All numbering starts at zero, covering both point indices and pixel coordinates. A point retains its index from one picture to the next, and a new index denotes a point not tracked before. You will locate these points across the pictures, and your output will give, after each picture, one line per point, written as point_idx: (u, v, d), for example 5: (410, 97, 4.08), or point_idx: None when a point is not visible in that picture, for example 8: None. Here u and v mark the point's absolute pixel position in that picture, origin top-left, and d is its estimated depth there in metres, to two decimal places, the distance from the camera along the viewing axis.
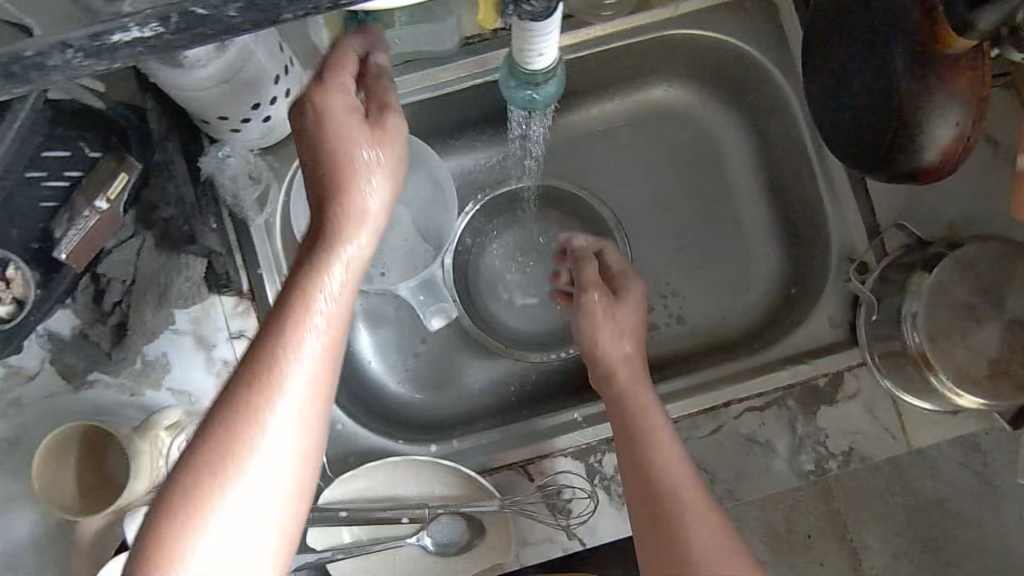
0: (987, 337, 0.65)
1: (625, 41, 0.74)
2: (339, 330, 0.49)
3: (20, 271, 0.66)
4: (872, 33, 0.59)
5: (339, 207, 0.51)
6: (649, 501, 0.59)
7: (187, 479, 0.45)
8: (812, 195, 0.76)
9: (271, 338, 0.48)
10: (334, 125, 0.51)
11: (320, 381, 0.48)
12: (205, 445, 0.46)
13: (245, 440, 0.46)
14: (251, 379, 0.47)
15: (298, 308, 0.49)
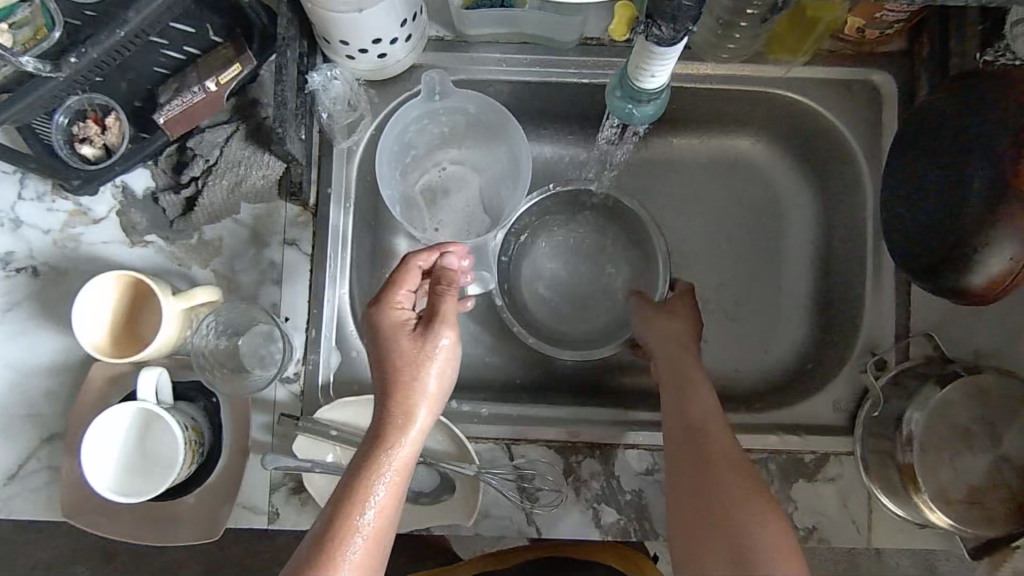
0: (974, 465, 0.67)
1: (728, 87, 0.77)
2: (390, 493, 0.58)
3: (119, 121, 0.73)
4: (964, 152, 0.61)
5: (400, 396, 0.61)
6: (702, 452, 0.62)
7: None
8: (855, 283, 0.78)
9: (334, 523, 0.56)
10: (401, 319, 0.64)
11: (368, 554, 0.56)
12: None
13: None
14: (316, 562, 0.55)
15: (358, 488, 0.58)
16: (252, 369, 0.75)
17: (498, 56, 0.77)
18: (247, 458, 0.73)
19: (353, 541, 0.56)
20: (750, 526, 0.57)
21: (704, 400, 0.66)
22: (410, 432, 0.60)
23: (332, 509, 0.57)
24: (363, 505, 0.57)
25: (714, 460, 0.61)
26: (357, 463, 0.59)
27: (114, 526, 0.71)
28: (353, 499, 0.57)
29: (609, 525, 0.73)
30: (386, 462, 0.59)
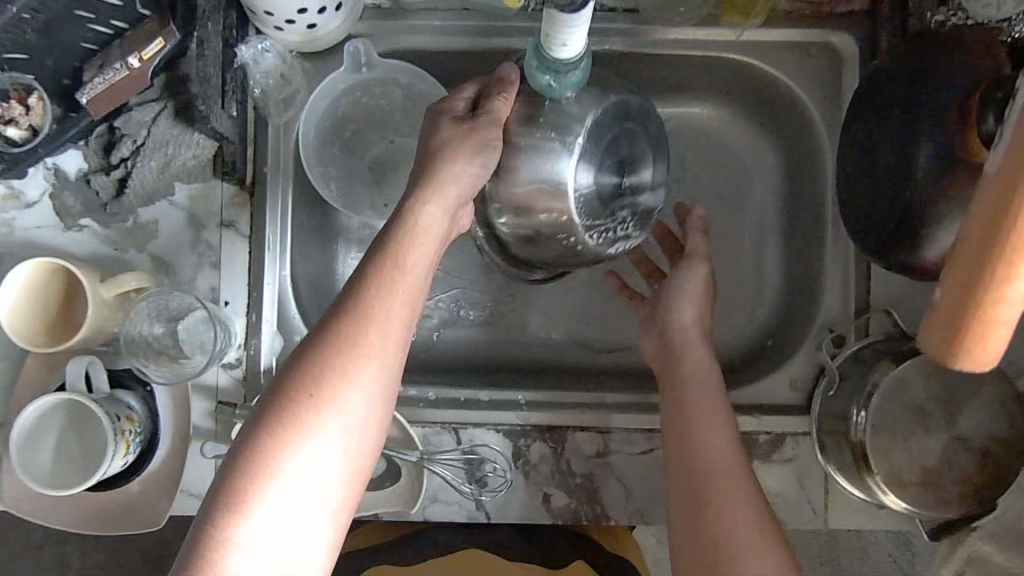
0: (929, 446, 0.65)
1: (682, 51, 0.73)
2: (425, 261, 0.59)
3: (42, 102, 0.69)
4: (906, 119, 0.57)
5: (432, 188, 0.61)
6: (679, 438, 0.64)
7: (309, 365, 0.53)
8: (814, 255, 0.75)
9: (369, 279, 0.56)
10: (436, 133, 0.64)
11: (397, 318, 0.56)
12: (327, 334, 0.55)
13: (356, 325, 0.55)
14: (356, 304, 0.55)
15: (378, 279, 0.56)
16: (191, 355, 0.72)
17: (438, 22, 0.73)
18: (188, 445, 0.71)
19: (386, 303, 0.56)
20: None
21: (723, 476, 0.61)
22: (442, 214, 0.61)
23: (358, 276, 0.57)
24: (392, 274, 0.57)
25: (706, 487, 0.60)
26: (375, 257, 0.58)
27: (55, 514, 0.70)
28: (374, 292, 0.56)
29: (558, 508, 0.71)
30: (417, 240, 0.59)
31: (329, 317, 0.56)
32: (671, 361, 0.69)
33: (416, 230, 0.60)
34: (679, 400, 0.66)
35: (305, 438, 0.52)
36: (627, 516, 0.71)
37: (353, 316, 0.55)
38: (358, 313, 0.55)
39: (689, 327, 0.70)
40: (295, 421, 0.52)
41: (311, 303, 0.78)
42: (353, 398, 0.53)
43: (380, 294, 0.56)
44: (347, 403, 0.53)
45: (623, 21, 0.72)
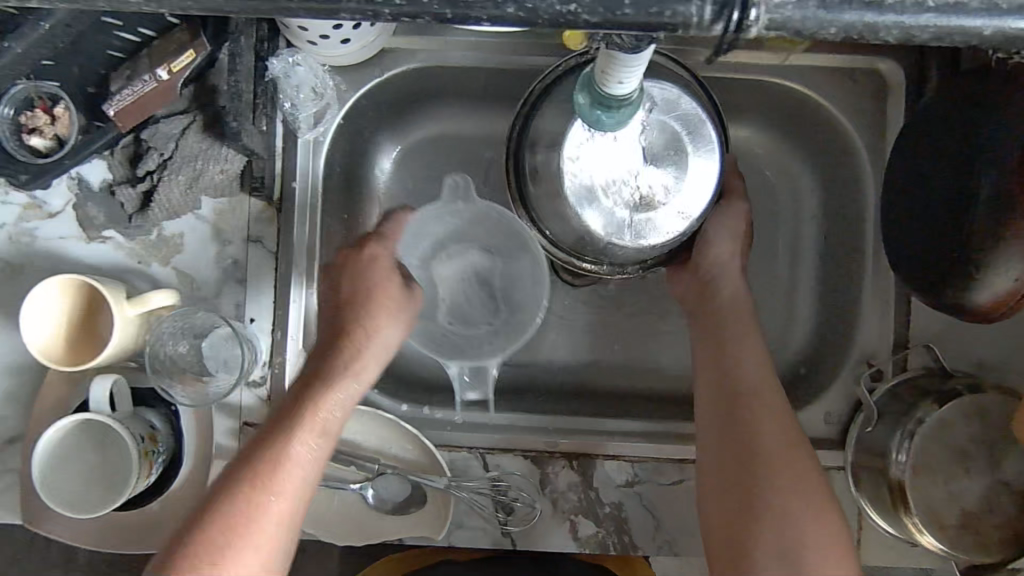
0: (970, 488, 0.64)
1: (724, 74, 0.72)
2: (337, 419, 0.63)
3: (68, 111, 0.68)
4: (960, 159, 0.58)
5: (363, 349, 0.67)
6: (717, 399, 0.64)
7: (221, 507, 0.56)
8: (852, 285, 0.73)
9: (285, 425, 0.61)
10: (363, 276, 0.68)
11: (305, 468, 0.60)
12: (243, 476, 0.57)
13: (269, 470, 0.58)
14: (273, 449, 0.59)
15: (291, 428, 0.60)
16: (216, 372, 0.71)
17: (473, 39, 0.72)
18: (211, 466, 0.70)
19: (296, 464, 0.59)
20: (787, 501, 0.58)
21: (771, 418, 0.62)
22: (355, 377, 0.65)
23: (270, 432, 0.60)
24: (307, 435, 0.61)
25: (754, 476, 0.59)
26: (294, 408, 0.62)
27: (76, 533, 0.69)
28: (288, 437, 0.60)
29: (586, 538, 0.70)
30: (331, 390, 0.64)
31: (243, 459, 0.59)
32: (703, 298, 0.70)
33: (334, 386, 0.64)
34: (716, 343, 0.67)
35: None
36: (655, 547, 0.70)
37: (269, 460, 0.58)
38: (272, 458, 0.59)
39: (727, 263, 0.70)
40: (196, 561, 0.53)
41: None
42: (255, 545, 0.55)
43: (298, 446, 0.60)
44: (256, 542, 0.55)
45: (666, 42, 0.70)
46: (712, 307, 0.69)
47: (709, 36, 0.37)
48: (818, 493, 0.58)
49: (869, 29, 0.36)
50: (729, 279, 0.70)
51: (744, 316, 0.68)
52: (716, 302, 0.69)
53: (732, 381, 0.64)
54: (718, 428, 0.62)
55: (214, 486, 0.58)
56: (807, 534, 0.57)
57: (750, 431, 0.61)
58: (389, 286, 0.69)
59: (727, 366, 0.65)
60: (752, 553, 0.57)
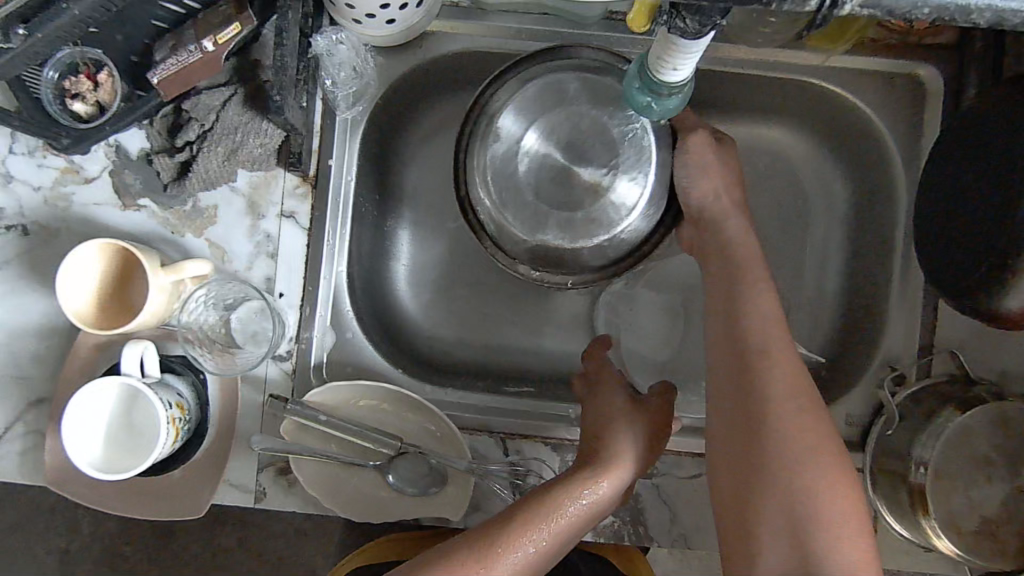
0: (989, 495, 0.64)
1: (763, 72, 0.72)
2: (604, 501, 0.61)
3: (111, 78, 0.69)
4: (1000, 168, 0.59)
5: (615, 459, 0.63)
6: (728, 379, 0.59)
7: (491, 540, 0.55)
8: (879, 290, 0.74)
9: (559, 485, 0.60)
10: (603, 407, 0.68)
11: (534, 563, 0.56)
12: (518, 522, 0.57)
13: (540, 522, 0.57)
14: (540, 503, 0.58)
15: (565, 492, 0.60)
16: (243, 345, 0.73)
17: (516, 25, 0.73)
18: (234, 437, 0.70)
19: (564, 522, 0.58)
20: (806, 485, 0.53)
21: (790, 382, 0.57)
22: (610, 483, 0.61)
23: (519, 512, 0.58)
24: (578, 498, 0.60)
25: (764, 447, 0.55)
26: (572, 474, 0.62)
27: (100, 497, 0.70)
28: (559, 498, 0.59)
29: (602, 528, 0.70)
30: (614, 468, 0.63)
31: (517, 506, 0.59)
32: (711, 241, 0.68)
33: (614, 464, 0.63)
34: (728, 295, 0.63)
35: None
36: (670, 542, 0.70)
37: (546, 512, 0.58)
38: (548, 511, 0.58)
39: (719, 202, 0.69)
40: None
41: (364, 300, 0.77)
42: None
43: (572, 506, 0.59)
44: None
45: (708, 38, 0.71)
46: (716, 251, 0.67)
47: (805, 10, 0.41)
48: (843, 476, 0.54)
49: (955, 12, 0.42)
50: (730, 222, 0.68)
51: (757, 264, 0.65)
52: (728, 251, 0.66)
53: (745, 339, 0.60)
54: (732, 394, 0.58)
55: (476, 525, 0.58)
56: (824, 510, 0.52)
57: (761, 393, 0.57)
58: (623, 404, 0.68)
59: (739, 324, 0.61)
60: (762, 531, 0.53)
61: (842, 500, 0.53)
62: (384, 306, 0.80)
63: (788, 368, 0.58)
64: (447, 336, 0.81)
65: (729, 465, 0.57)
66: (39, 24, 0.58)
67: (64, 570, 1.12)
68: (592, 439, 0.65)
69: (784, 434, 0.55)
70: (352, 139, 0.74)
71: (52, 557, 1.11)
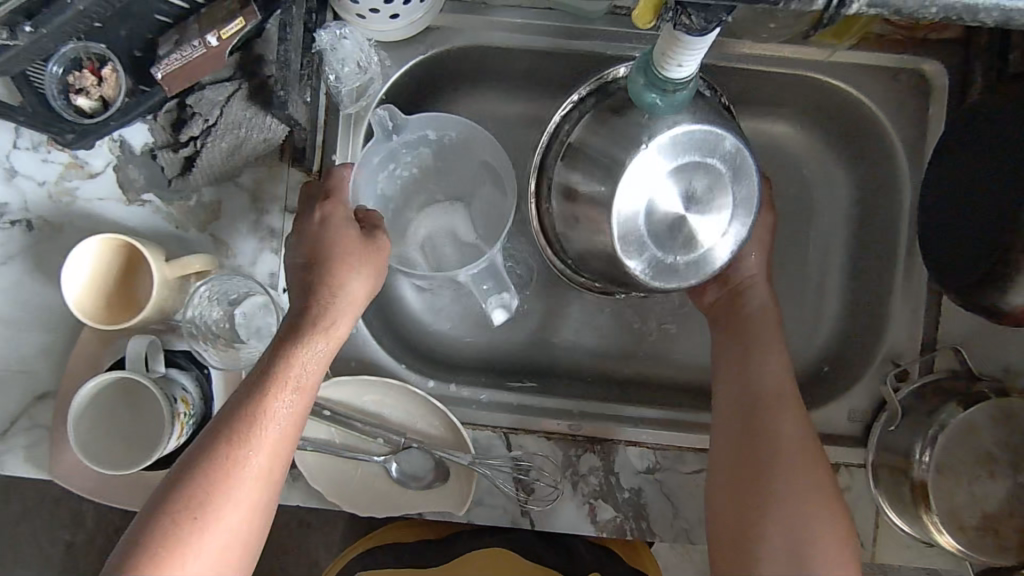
0: (990, 490, 0.64)
1: (767, 67, 0.72)
2: (324, 357, 0.60)
3: (116, 73, 0.69)
4: (1006, 166, 0.59)
5: (332, 302, 0.61)
6: (734, 416, 0.65)
7: (228, 435, 0.55)
8: (883, 285, 0.74)
9: (285, 345, 0.58)
10: (326, 242, 0.62)
11: (280, 435, 0.56)
12: (248, 411, 0.55)
13: (276, 398, 0.56)
14: (272, 371, 0.57)
15: (290, 353, 0.58)
16: (247, 339, 0.71)
17: (520, 20, 0.73)
18: None
19: (301, 381, 0.58)
20: (805, 515, 0.59)
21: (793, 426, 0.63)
22: (342, 319, 0.61)
23: (248, 390, 0.57)
24: (309, 356, 0.59)
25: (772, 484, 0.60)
26: (291, 327, 0.60)
27: (107, 491, 0.70)
28: (286, 358, 0.58)
29: (604, 522, 0.71)
30: (337, 309, 0.61)
31: (247, 389, 0.57)
32: (734, 303, 0.71)
33: (329, 309, 0.61)
34: (739, 337, 0.69)
35: (204, 521, 0.52)
36: (672, 536, 0.71)
37: (286, 389, 0.57)
38: (285, 385, 0.57)
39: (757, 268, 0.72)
40: (199, 503, 0.52)
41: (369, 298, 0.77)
42: (233, 498, 0.53)
43: (310, 368, 0.59)
44: (242, 478, 0.54)
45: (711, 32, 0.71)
46: (739, 308, 0.70)
47: (811, 9, 0.43)
48: (834, 505, 0.60)
49: (960, 8, 0.43)
50: (754, 285, 0.71)
51: (772, 322, 0.69)
52: (742, 309, 0.70)
53: (757, 394, 0.65)
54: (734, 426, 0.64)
55: (210, 425, 0.56)
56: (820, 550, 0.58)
57: (770, 433, 0.63)
58: (349, 235, 0.63)
59: (751, 374, 0.66)
60: (762, 556, 0.58)
61: (841, 538, 0.59)
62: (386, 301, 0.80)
63: (793, 421, 0.63)
64: (452, 333, 0.79)
65: (726, 487, 0.62)
66: (45, 19, 0.58)
67: (69, 562, 1.13)
68: (312, 280, 0.61)
69: (785, 478, 0.60)
70: (356, 134, 0.74)
71: (58, 548, 1.12)
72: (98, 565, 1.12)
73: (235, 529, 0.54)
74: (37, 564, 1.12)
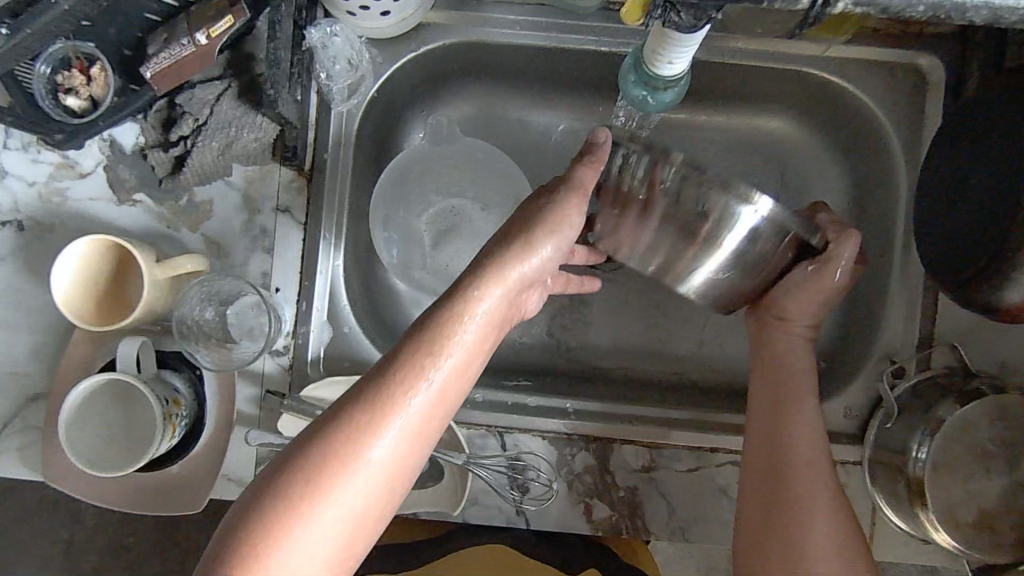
0: (986, 487, 0.64)
1: (764, 63, 0.71)
2: (489, 327, 0.54)
3: (104, 72, 0.68)
4: (1003, 162, 0.58)
5: (503, 276, 0.56)
6: (760, 498, 0.61)
7: (388, 389, 0.48)
8: (880, 281, 0.73)
9: (450, 308, 0.53)
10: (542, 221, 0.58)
11: (378, 502, 0.47)
12: (412, 367, 0.49)
13: (441, 357, 0.50)
14: (437, 327, 0.52)
15: (458, 316, 0.53)
16: (239, 339, 0.72)
17: (512, 17, 0.73)
18: (231, 430, 0.70)
19: (466, 345, 0.52)
20: None
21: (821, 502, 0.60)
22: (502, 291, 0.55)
23: (413, 342, 0.51)
24: (474, 319, 0.53)
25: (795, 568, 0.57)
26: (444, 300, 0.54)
27: (99, 492, 0.70)
28: (452, 322, 0.52)
29: (599, 520, 0.70)
30: (504, 277, 0.55)
31: (410, 343, 0.51)
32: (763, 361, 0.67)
33: (501, 279, 0.55)
34: (775, 403, 0.64)
35: (350, 480, 0.45)
36: (669, 534, 0.70)
37: (450, 348, 0.51)
38: (450, 347, 0.51)
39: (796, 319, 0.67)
40: (345, 458, 0.46)
41: (362, 297, 0.76)
42: (307, 569, 0.44)
43: (474, 333, 0.53)
44: (394, 441, 0.47)
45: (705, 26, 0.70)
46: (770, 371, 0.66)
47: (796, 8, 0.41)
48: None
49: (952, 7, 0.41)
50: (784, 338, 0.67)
51: (804, 385, 0.65)
52: (775, 371, 0.66)
53: (781, 463, 0.62)
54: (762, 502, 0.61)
55: (363, 377, 0.49)
56: None
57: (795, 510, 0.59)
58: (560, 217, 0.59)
59: (787, 443, 0.62)
60: None
61: None
62: (380, 300, 0.79)
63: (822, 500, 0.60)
64: None
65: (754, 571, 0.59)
66: (29, 20, 0.57)
67: (68, 562, 1.12)
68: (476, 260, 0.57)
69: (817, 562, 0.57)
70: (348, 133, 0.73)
71: (57, 548, 1.12)
72: (98, 564, 1.12)
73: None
74: (38, 565, 1.12)
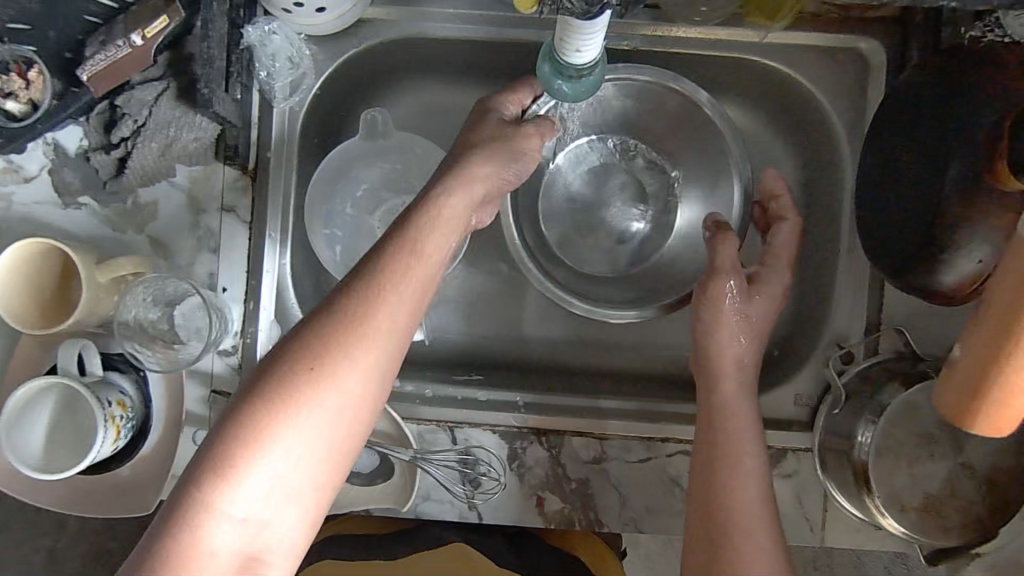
0: (931, 470, 0.64)
1: (705, 51, 0.71)
2: (456, 227, 0.59)
3: (42, 75, 0.66)
4: (936, 143, 0.58)
5: (462, 181, 0.61)
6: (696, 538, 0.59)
7: (372, 280, 0.52)
8: (828, 267, 0.73)
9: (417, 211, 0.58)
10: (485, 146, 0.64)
11: (374, 391, 0.50)
12: (392, 261, 0.54)
13: (417, 251, 0.55)
14: (411, 227, 0.56)
15: (426, 217, 0.57)
16: (187, 339, 0.71)
17: (451, 11, 0.73)
18: (180, 431, 0.70)
19: (439, 242, 0.57)
20: None
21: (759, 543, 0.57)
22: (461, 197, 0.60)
23: (391, 242, 0.55)
24: (442, 222, 0.58)
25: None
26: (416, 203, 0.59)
27: (51, 497, 0.70)
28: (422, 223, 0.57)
29: (551, 513, 0.70)
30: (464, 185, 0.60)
31: (387, 242, 0.55)
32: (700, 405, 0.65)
33: (460, 187, 0.60)
34: (711, 447, 0.63)
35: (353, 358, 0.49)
36: (622, 524, 0.70)
37: (425, 245, 0.56)
38: (425, 243, 0.56)
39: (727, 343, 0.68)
40: (346, 338, 0.50)
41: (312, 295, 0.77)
42: (327, 438, 0.48)
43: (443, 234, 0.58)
44: (389, 322, 0.51)
45: (644, 15, 0.70)
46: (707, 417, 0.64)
47: None
48: None
49: None
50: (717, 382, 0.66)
51: (744, 429, 0.63)
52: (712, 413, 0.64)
53: (718, 502, 0.60)
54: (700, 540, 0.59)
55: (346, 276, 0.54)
56: None
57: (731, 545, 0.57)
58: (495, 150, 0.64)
59: (725, 492, 0.60)
60: None
61: None
62: None
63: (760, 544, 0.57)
64: None
65: None
66: None
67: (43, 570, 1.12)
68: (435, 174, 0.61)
69: None
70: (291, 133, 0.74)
71: None
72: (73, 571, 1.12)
73: (302, 511, 0.47)
74: None
